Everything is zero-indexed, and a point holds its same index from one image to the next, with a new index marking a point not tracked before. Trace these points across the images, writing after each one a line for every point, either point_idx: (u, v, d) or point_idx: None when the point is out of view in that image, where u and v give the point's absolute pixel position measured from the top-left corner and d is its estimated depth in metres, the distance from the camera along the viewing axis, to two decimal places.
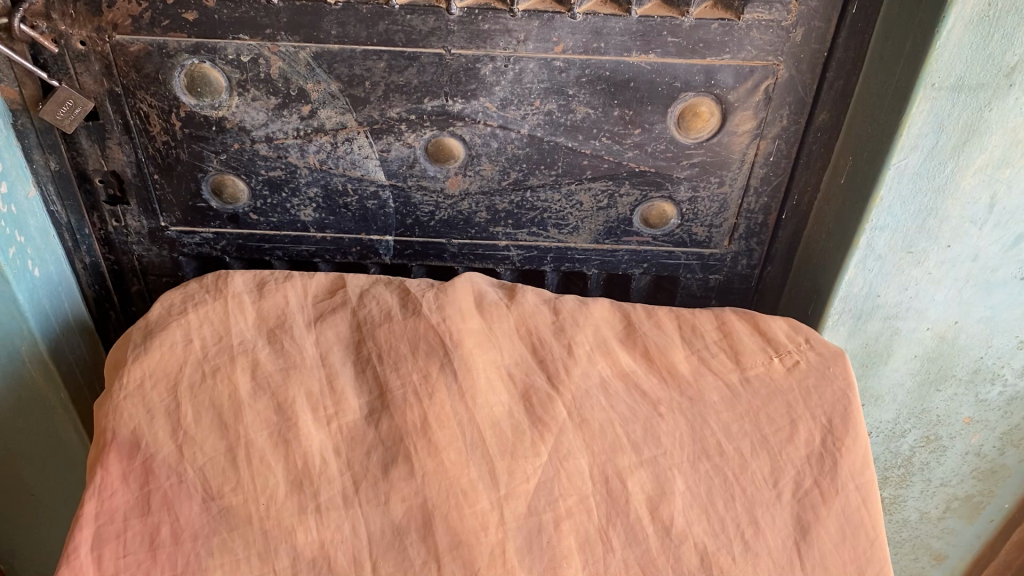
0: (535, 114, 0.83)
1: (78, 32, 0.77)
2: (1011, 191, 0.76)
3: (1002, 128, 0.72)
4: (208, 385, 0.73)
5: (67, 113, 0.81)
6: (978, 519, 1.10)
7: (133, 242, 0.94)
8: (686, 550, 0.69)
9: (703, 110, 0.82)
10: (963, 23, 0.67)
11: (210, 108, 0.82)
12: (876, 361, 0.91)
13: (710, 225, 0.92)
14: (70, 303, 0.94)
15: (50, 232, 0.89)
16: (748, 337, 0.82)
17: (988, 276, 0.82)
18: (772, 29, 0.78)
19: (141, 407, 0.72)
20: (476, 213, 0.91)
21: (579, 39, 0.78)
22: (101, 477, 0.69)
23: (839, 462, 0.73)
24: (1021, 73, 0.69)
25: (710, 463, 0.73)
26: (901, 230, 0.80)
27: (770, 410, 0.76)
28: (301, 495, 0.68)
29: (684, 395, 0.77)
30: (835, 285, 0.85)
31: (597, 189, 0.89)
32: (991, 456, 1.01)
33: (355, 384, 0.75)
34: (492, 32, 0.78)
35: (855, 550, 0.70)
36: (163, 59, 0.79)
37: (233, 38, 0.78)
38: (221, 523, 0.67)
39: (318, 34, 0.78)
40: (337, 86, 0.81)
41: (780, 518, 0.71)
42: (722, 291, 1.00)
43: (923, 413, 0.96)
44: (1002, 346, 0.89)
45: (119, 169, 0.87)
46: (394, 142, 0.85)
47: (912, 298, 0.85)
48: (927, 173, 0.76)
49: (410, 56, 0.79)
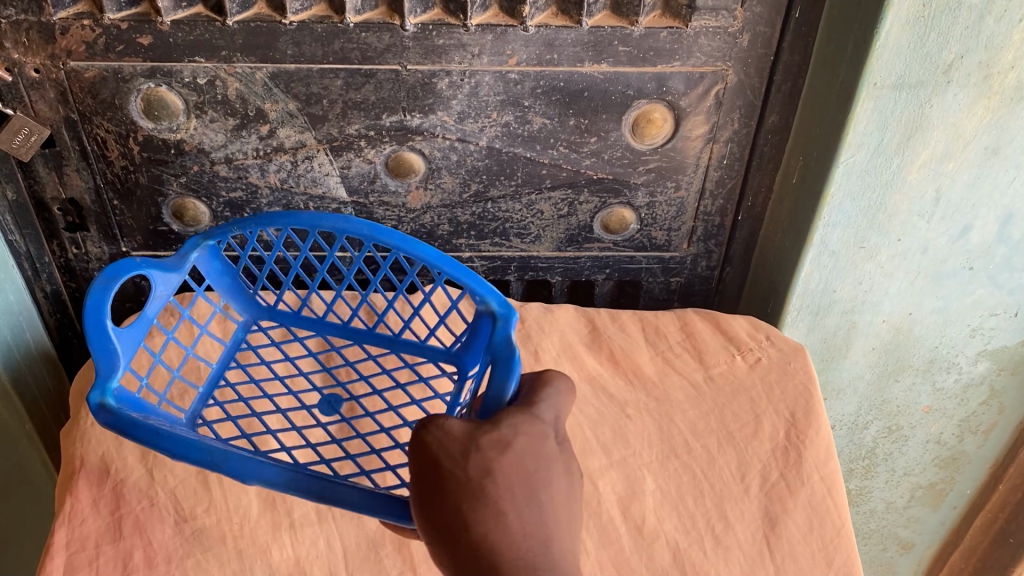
0: (492, 126, 0.84)
1: (32, 59, 0.76)
2: (956, 184, 0.79)
3: (944, 124, 0.75)
4: (176, 408, 0.77)
5: (24, 140, 0.80)
6: (943, 507, 1.12)
7: (94, 269, 0.93)
8: (658, 547, 0.71)
9: (656, 117, 0.84)
10: (901, 23, 0.69)
11: (169, 132, 0.82)
12: (835, 354, 0.94)
13: (668, 228, 0.94)
14: (32, 334, 0.93)
15: (9, 262, 0.88)
16: (710, 337, 0.86)
17: (938, 268, 0.85)
18: (719, 36, 0.80)
19: (108, 433, 0.75)
20: (439, 226, 0.92)
21: (533, 51, 0.79)
22: (71, 505, 0.70)
23: (803, 455, 0.75)
24: (958, 70, 0.72)
25: (678, 461, 0.76)
26: (853, 226, 0.82)
27: (734, 407, 0.80)
28: (274, 513, 0.71)
29: (650, 396, 0.81)
30: (792, 283, 0.88)
31: (557, 198, 0.91)
32: (951, 443, 1.03)
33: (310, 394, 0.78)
34: (447, 47, 0.79)
35: (823, 539, 0.71)
36: (119, 84, 0.79)
37: (189, 61, 0.78)
38: (195, 545, 0.69)
39: (274, 54, 0.78)
40: (295, 104, 0.81)
41: (749, 512, 0.73)
42: (684, 293, 1.02)
43: (883, 404, 0.98)
44: (955, 336, 0.91)
45: (78, 196, 0.87)
46: (354, 158, 0.86)
47: (866, 292, 0.88)
48: (875, 169, 0.78)
49: (366, 73, 0.80)
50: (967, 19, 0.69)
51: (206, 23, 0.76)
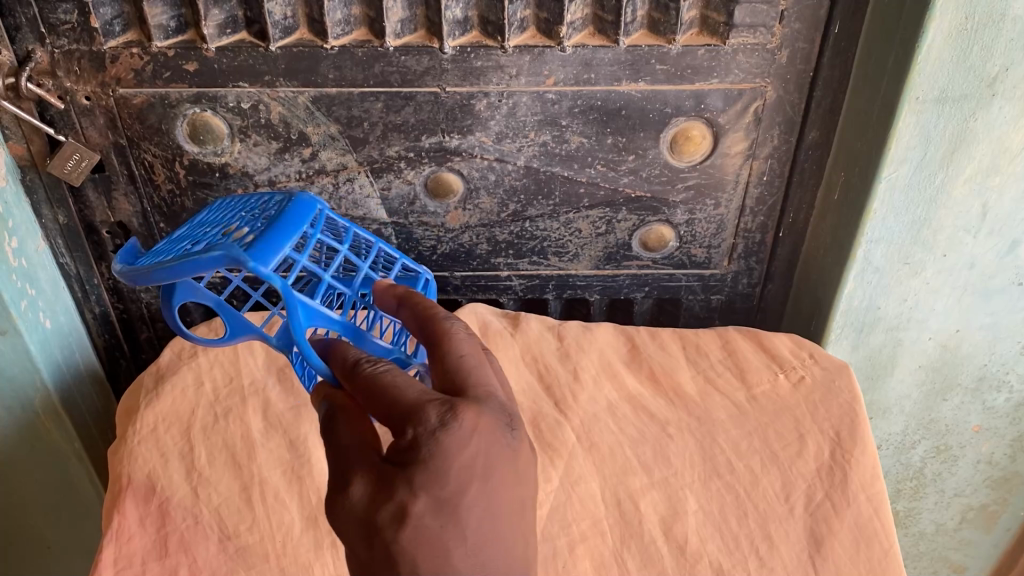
0: (530, 145, 0.85)
1: (83, 87, 0.78)
2: (1003, 199, 0.77)
3: (989, 138, 0.74)
4: (221, 426, 0.79)
5: (75, 166, 0.82)
6: (996, 529, 1.09)
7: (141, 291, 0.95)
8: (701, 568, 0.70)
9: (694, 133, 0.84)
10: (943, 37, 0.69)
11: (213, 155, 0.84)
12: (881, 372, 0.92)
13: (708, 246, 0.94)
14: (82, 354, 0.95)
15: (60, 284, 0.90)
16: (752, 354, 0.85)
17: (986, 283, 0.83)
18: (757, 53, 0.79)
19: (155, 452, 0.77)
20: (477, 245, 0.93)
21: (570, 71, 0.80)
22: (119, 522, 0.71)
23: (849, 474, 0.74)
24: (1003, 83, 0.70)
25: (720, 481, 0.75)
26: (896, 241, 0.81)
27: (778, 426, 0.79)
28: (316, 531, 0.72)
29: (692, 415, 0.81)
30: (835, 301, 0.87)
31: (595, 217, 0.91)
32: (1004, 464, 1.00)
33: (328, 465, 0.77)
34: (485, 69, 0.79)
35: (870, 562, 0.70)
36: (166, 109, 0.80)
37: (234, 87, 0.79)
38: (239, 562, 0.70)
39: (315, 79, 0.79)
40: (337, 128, 0.83)
41: (794, 532, 0.72)
42: (725, 311, 1.01)
43: (931, 423, 0.96)
44: (1005, 353, 0.89)
45: (126, 220, 0.89)
46: (394, 179, 0.87)
47: (912, 309, 0.86)
48: (919, 185, 0.77)
49: (406, 96, 0.81)
50: (1011, 32, 0.68)
51: (249, 49, 0.77)
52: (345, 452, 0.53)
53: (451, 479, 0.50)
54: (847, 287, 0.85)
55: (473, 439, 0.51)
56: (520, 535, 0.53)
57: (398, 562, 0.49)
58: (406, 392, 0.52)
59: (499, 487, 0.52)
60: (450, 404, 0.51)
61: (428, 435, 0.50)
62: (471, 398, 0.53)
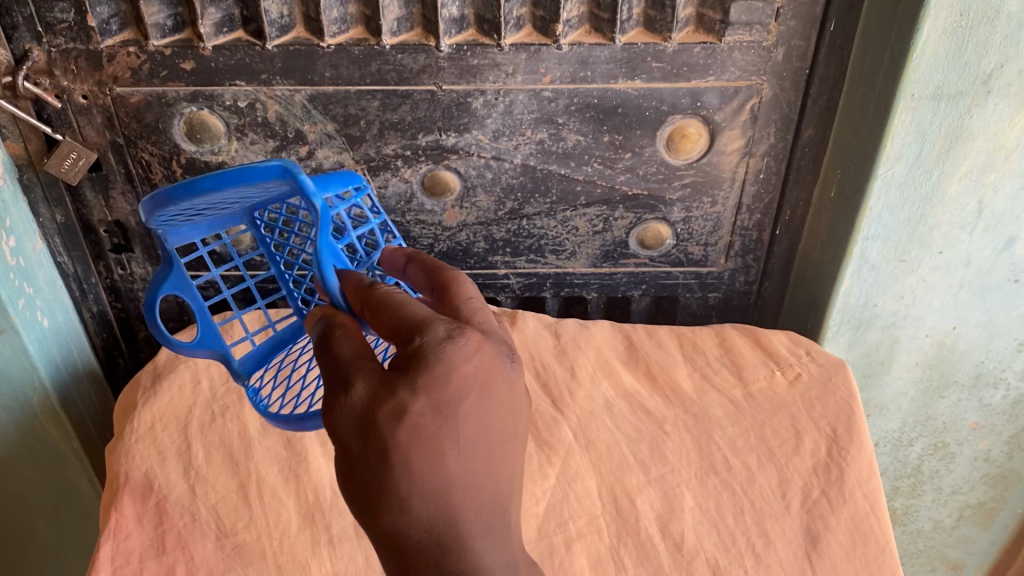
0: (527, 143, 0.85)
1: (80, 86, 0.79)
2: (999, 196, 0.77)
3: (984, 135, 0.74)
4: (218, 424, 0.79)
5: (72, 165, 0.82)
6: (994, 527, 1.09)
7: (139, 289, 0.95)
8: (698, 565, 0.70)
9: (690, 132, 0.84)
10: (938, 33, 0.69)
11: (210, 154, 0.84)
12: (878, 370, 0.92)
13: (705, 244, 0.94)
14: (80, 354, 0.95)
15: (58, 283, 0.91)
16: (749, 352, 0.86)
17: (982, 280, 0.83)
18: (753, 50, 0.79)
19: (152, 450, 0.77)
20: (475, 243, 0.93)
21: (567, 69, 0.80)
22: (116, 520, 0.71)
23: (845, 472, 0.74)
24: (998, 80, 0.71)
25: (717, 478, 0.75)
26: (893, 239, 0.81)
27: (774, 423, 0.79)
28: (313, 528, 0.72)
29: (688, 413, 0.81)
30: (832, 298, 0.87)
31: (592, 215, 0.91)
32: (1001, 461, 1.00)
33: (326, 464, 0.77)
34: (481, 67, 0.80)
35: (866, 558, 0.70)
36: (163, 108, 0.81)
37: (230, 85, 0.80)
38: (235, 559, 0.70)
39: (312, 77, 0.79)
40: (333, 126, 0.83)
41: (790, 529, 0.72)
42: (722, 309, 1.01)
43: (928, 420, 0.96)
44: (1002, 350, 0.89)
45: (123, 219, 0.89)
46: (391, 177, 0.87)
47: (909, 306, 0.86)
48: (915, 181, 0.77)
49: (402, 94, 0.81)
50: (1006, 29, 0.68)
51: (246, 48, 0.77)
52: (345, 362, 0.51)
53: (450, 385, 0.49)
54: (845, 284, 0.85)
55: (475, 355, 0.51)
56: (508, 459, 0.52)
57: (389, 460, 0.48)
58: (417, 308, 0.52)
59: (495, 408, 0.51)
60: (460, 324, 0.52)
61: (436, 344, 0.50)
62: (477, 328, 0.54)
